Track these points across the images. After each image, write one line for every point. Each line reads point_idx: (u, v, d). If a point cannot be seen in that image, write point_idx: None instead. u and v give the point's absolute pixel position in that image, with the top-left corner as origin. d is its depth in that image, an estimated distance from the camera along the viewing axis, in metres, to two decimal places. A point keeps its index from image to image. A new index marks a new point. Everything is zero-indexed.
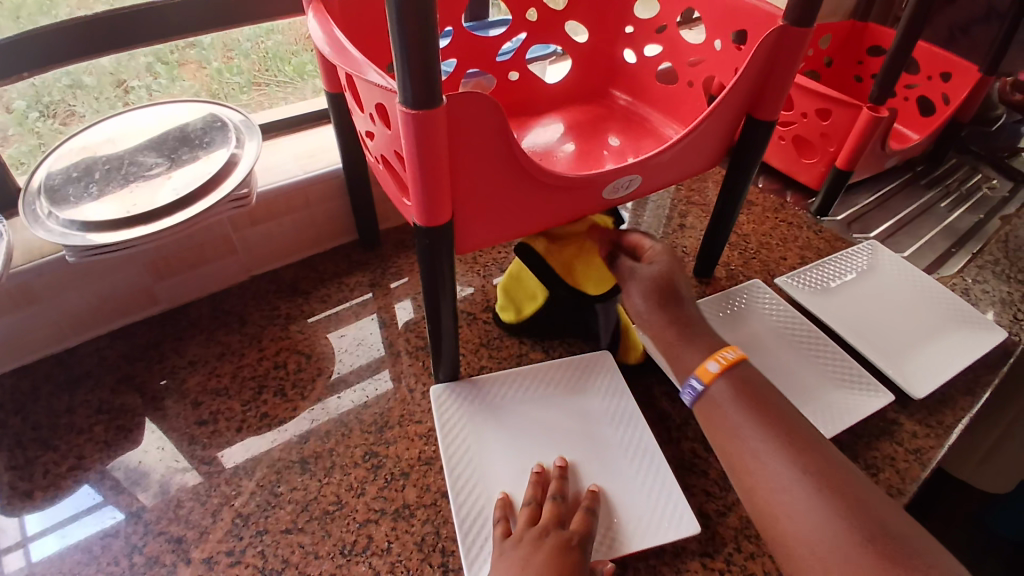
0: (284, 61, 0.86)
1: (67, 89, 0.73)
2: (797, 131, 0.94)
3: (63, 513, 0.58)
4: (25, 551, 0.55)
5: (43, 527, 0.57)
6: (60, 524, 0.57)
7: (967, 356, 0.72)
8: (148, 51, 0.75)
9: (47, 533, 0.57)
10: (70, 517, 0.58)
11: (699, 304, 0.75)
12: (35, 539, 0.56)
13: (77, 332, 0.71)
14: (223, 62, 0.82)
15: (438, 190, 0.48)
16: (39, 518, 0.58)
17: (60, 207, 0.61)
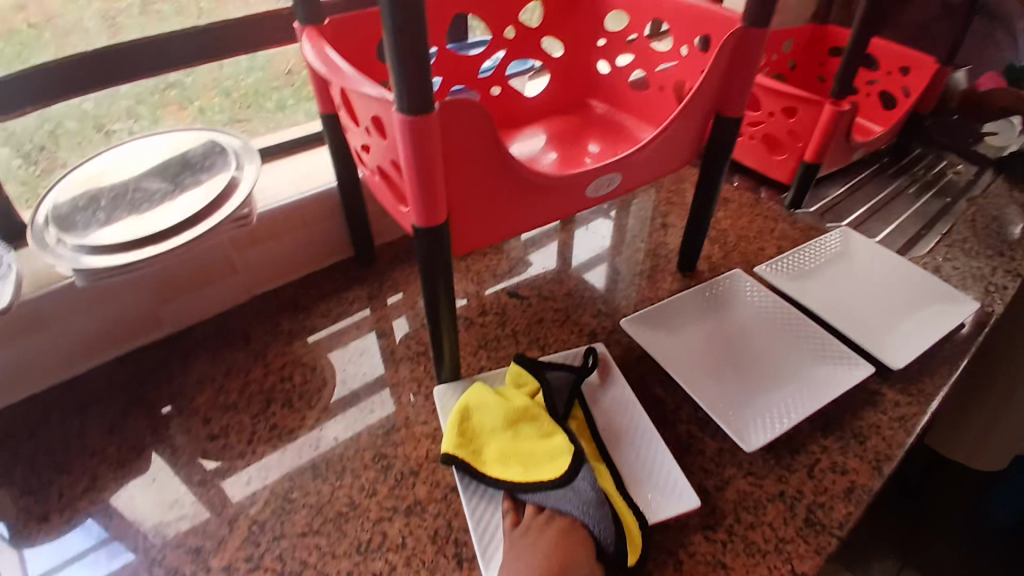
0: (265, 98, 0.90)
1: (47, 135, 0.76)
2: (766, 129, 0.99)
3: (67, 550, 0.58)
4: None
5: (44, 567, 0.57)
6: (58, 565, 0.57)
7: (941, 328, 0.76)
8: (128, 94, 0.79)
9: (48, 574, 0.56)
10: (75, 553, 0.58)
11: (684, 294, 0.79)
12: None
13: (85, 358, 0.73)
14: (204, 101, 0.86)
15: (434, 190, 0.51)
16: (38, 560, 0.57)
17: (69, 233, 0.64)
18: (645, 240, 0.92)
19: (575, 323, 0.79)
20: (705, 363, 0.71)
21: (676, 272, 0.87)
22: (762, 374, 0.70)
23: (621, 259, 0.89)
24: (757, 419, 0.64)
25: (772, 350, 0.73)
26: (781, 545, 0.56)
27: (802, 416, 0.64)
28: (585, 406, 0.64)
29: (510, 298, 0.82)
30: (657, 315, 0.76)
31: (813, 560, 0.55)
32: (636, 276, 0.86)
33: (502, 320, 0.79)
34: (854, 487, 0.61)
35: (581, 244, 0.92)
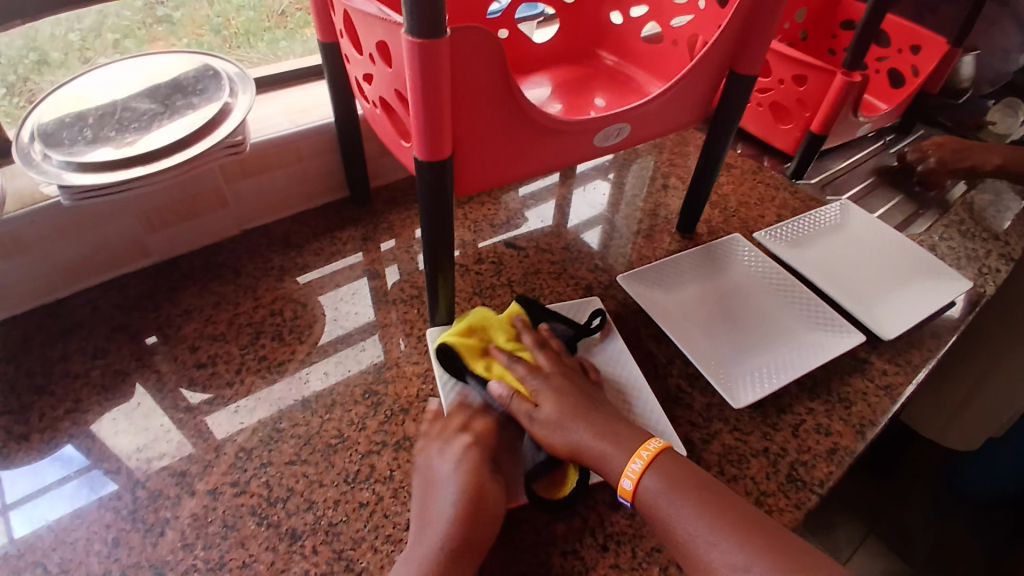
0: (256, 38, 0.86)
1: (33, 67, 0.72)
2: (774, 97, 0.98)
3: (45, 479, 0.57)
4: (4, 522, 0.54)
5: (19, 496, 0.55)
6: (34, 494, 0.56)
7: (931, 302, 0.77)
8: (114, 26, 0.75)
9: (23, 503, 0.55)
10: (54, 480, 0.57)
11: (681, 254, 0.79)
12: (13, 509, 0.55)
13: (68, 284, 0.71)
14: (192, 37, 0.81)
15: (441, 122, 0.50)
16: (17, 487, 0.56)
17: (55, 149, 0.61)
18: (644, 199, 0.91)
19: (571, 276, 0.78)
20: (697, 322, 0.71)
21: (674, 233, 0.86)
22: (751, 336, 0.70)
23: (620, 216, 0.88)
24: (746, 378, 0.65)
25: (765, 314, 0.73)
26: (763, 498, 0.57)
27: (790, 378, 0.65)
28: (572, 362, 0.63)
29: (507, 248, 0.82)
30: (652, 273, 0.76)
31: (794, 513, 0.56)
32: (635, 234, 0.85)
33: (498, 269, 0.78)
34: (837, 449, 0.62)
35: (579, 199, 0.91)
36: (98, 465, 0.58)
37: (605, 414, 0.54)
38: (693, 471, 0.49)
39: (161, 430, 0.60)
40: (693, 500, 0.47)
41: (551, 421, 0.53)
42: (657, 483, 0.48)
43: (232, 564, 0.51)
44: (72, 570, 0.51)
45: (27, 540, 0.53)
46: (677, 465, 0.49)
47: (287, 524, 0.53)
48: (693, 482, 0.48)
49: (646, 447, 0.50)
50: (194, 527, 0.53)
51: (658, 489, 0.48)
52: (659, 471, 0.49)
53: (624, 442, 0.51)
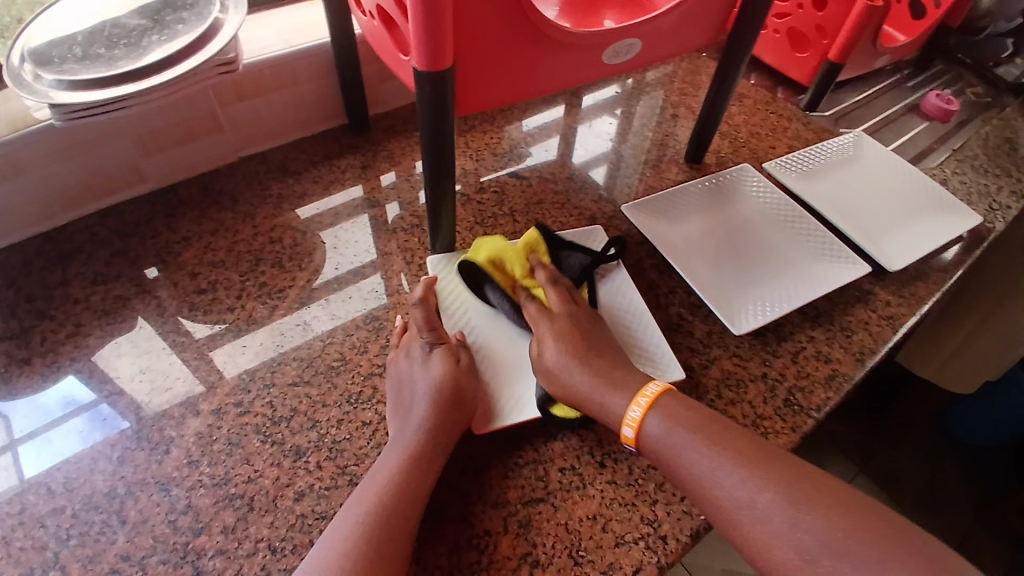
0: None
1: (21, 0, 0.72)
2: (792, 22, 0.93)
3: (51, 414, 0.56)
4: (13, 457, 0.54)
5: (27, 432, 0.56)
6: (42, 429, 0.56)
7: (940, 236, 0.75)
8: None
9: (31, 438, 0.55)
10: (60, 415, 0.57)
11: (687, 184, 0.77)
12: (22, 443, 0.55)
13: (63, 211, 0.70)
14: None
15: (441, 30, 0.48)
16: (25, 421, 0.56)
17: (45, 68, 0.59)
18: (651, 130, 0.89)
19: (575, 206, 0.77)
20: (701, 252, 0.70)
21: (681, 164, 0.84)
22: (755, 265, 0.69)
23: (626, 146, 0.86)
24: (748, 307, 0.65)
25: (770, 244, 0.72)
26: (759, 421, 0.58)
27: (792, 307, 0.65)
28: (592, 285, 0.64)
29: (510, 178, 0.80)
30: (657, 203, 0.74)
31: (789, 436, 0.57)
32: (641, 165, 0.83)
33: (500, 199, 0.77)
34: (836, 376, 0.62)
35: (585, 128, 0.88)
36: (98, 389, 0.58)
37: (601, 347, 0.55)
38: (694, 407, 0.50)
39: (163, 353, 0.61)
40: (696, 434, 0.47)
41: (557, 368, 0.53)
42: (658, 423, 0.49)
43: (237, 479, 0.52)
44: (77, 487, 0.52)
45: (33, 478, 0.53)
46: (676, 403, 0.50)
47: (291, 442, 0.54)
48: (696, 417, 0.49)
49: (645, 392, 0.50)
50: (199, 444, 0.54)
51: (662, 427, 0.48)
52: (660, 412, 0.49)
53: (618, 384, 0.52)
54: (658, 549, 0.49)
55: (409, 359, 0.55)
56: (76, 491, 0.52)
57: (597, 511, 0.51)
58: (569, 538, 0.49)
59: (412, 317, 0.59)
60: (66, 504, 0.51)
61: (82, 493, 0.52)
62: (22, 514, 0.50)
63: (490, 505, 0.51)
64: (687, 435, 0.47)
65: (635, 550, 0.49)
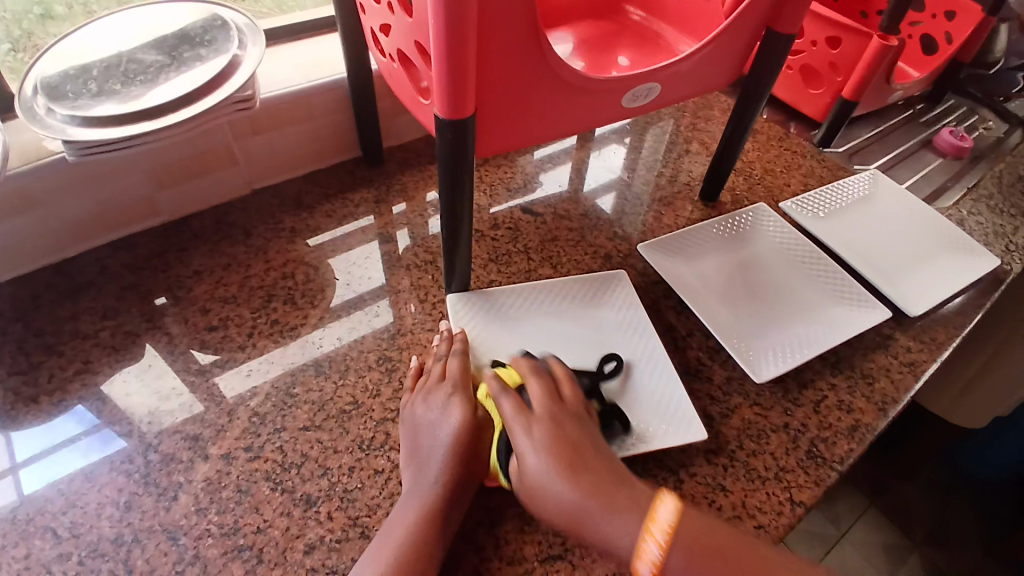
0: None
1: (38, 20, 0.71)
2: (805, 60, 0.93)
3: (56, 437, 0.57)
4: (14, 480, 0.54)
5: (30, 455, 0.55)
6: (46, 453, 0.56)
7: (959, 280, 0.75)
8: None
9: (33, 462, 0.55)
10: (67, 439, 0.56)
11: (704, 223, 0.76)
12: (23, 468, 0.55)
13: (74, 242, 0.70)
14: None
15: (463, 79, 0.47)
16: (25, 446, 0.56)
17: (59, 103, 0.59)
18: (664, 165, 0.88)
19: (589, 244, 0.76)
20: (719, 294, 0.69)
21: (696, 201, 0.84)
22: (774, 308, 0.68)
23: (639, 181, 0.86)
24: (768, 352, 0.64)
25: (789, 286, 0.71)
26: (781, 475, 0.56)
27: (812, 353, 0.64)
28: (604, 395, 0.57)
29: (523, 214, 0.79)
30: (673, 243, 0.73)
31: (812, 491, 0.56)
32: (655, 201, 0.83)
33: (514, 236, 0.76)
34: (858, 426, 0.61)
35: (597, 162, 0.88)
36: (111, 425, 0.57)
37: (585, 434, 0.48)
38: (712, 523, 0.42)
39: (177, 388, 0.60)
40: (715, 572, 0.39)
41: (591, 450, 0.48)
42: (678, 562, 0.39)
43: (246, 529, 0.51)
44: (83, 533, 0.51)
45: (31, 522, 0.51)
46: (695, 524, 0.41)
47: (302, 490, 0.53)
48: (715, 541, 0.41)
49: (657, 520, 0.41)
50: (208, 491, 0.53)
51: (686, 569, 0.39)
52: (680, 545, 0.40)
53: (622, 507, 0.42)
54: None
55: (425, 405, 0.54)
56: (82, 537, 0.50)
57: (617, 571, 0.49)
58: None
59: (430, 362, 0.59)
60: (72, 551, 0.50)
61: (87, 539, 0.50)
62: (25, 560, 0.49)
63: (506, 561, 0.49)
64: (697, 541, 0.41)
65: None
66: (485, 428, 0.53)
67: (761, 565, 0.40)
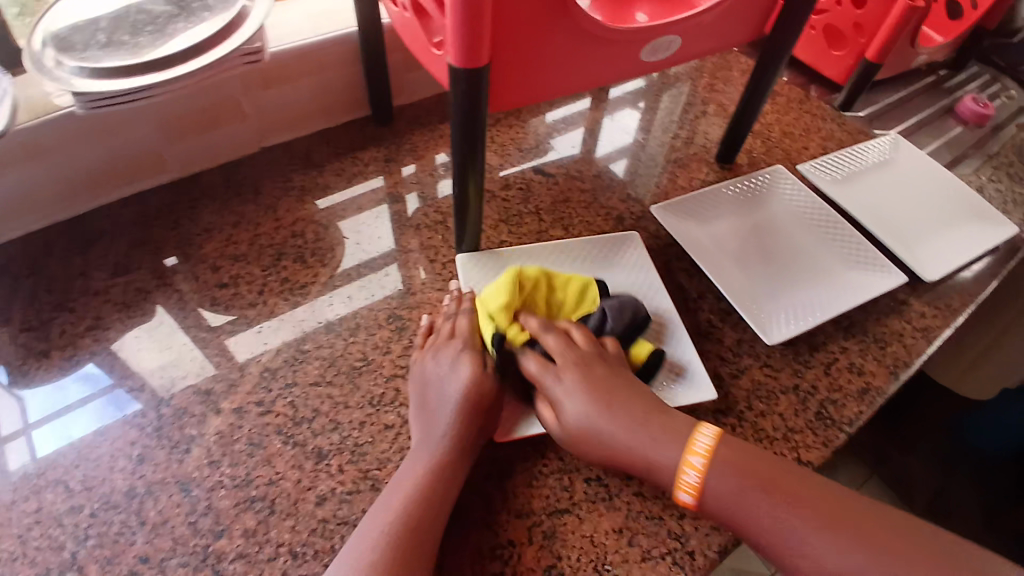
0: None
1: None
2: (830, 19, 0.90)
3: (70, 396, 0.57)
4: (27, 440, 0.54)
5: (44, 415, 0.56)
6: (58, 413, 0.56)
7: (978, 246, 0.73)
8: None
9: (46, 422, 0.55)
10: (79, 399, 0.57)
11: (718, 186, 0.75)
12: (36, 428, 0.55)
13: (84, 200, 0.69)
14: None
15: (480, 25, 0.46)
16: (37, 407, 0.56)
17: (67, 55, 0.58)
18: (680, 127, 0.86)
19: (602, 206, 0.75)
20: (732, 256, 0.68)
21: (712, 163, 0.82)
22: (788, 271, 0.67)
23: (654, 143, 0.84)
24: (781, 315, 0.63)
25: (803, 249, 0.70)
26: (790, 435, 0.56)
27: (826, 316, 0.63)
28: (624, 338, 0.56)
29: (536, 175, 0.78)
30: (687, 205, 0.72)
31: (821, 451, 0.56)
32: (669, 163, 0.81)
33: (525, 196, 0.75)
34: (870, 390, 0.60)
35: (611, 124, 0.86)
36: (121, 385, 0.57)
37: (615, 380, 0.50)
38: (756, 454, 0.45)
39: (186, 349, 0.60)
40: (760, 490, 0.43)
41: (580, 430, 0.48)
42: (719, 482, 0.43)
43: (258, 481, 0.51)
44: (95, 486, 0.51)
45: (45, 475, 0.52)
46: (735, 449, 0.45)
47: (313, 443, 0.53)
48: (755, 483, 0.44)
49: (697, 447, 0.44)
50: (219, 444, 0.53)
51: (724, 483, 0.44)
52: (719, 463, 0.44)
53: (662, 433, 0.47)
54: (686, 565, 0.48)
55: (435, 361, 0.54)
56: (96, 488, 0.51)
57: (624, 524, 0.49)
58: (594, 551, 0.48)
59: (441, 320, 0.58)
60: (84, 504, 0.50)
61: (101, 491, 0.51)
62: (38, 513, 0.50)
63: (514, 514, 0.50)
64: (609, 419, 0.47)
65: (662, 565, 0.48)
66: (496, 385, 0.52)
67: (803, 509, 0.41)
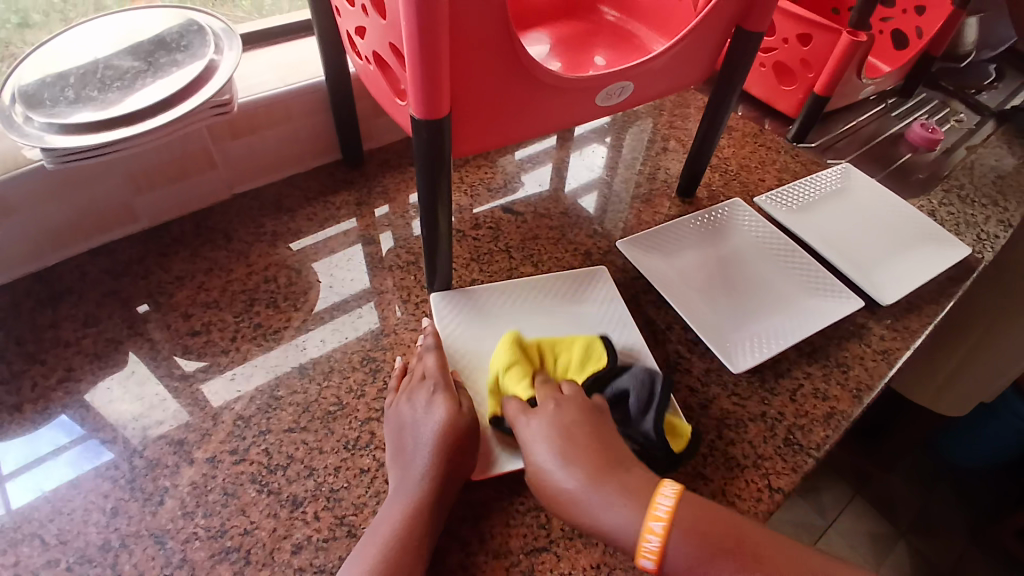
0: None
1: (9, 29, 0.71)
2: (778, 57, 0.95)
3: (44, 448, 0.56)
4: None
5: (16, 466, 0.55)
6: (30, 465, 0.55)
7: (930, 268, 0.77)
8: None
9: (17, 474, 0.55)
10: (52, 448, 0.56)
11: (681, 220, 0.78)
12: (10, 480, 0.54)
13: (55, 250, 0.69)
14: None
15: (437, 77, 0.48)
16: (14, 458, 0.56)
17: (36, 111, 0.59)
18: (642, 161, 0.90)
19: (570, 242, 0.77)
20: (697, 287, 0.71)
21: (675, 196, 0.85)
22: (750, 300, 0.70)
23: (618, 178, 0.87)
24: (745, 343, 0.65)
25: (764, 278, 0.72)
26: (760, 462, 0.58)
27: (787, 343, 0.65)
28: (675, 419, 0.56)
29: (505, 214, 0.80)
30: (651, 239, 0.75)
31: (790, 477, 0.57)
32: (634, 198, 0.84)
33: (496, 235, 0.77)
34: (834, 413, 0.63)
35: (578, 161, 0.89)
36: (93, 435, 0.57)
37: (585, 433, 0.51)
38: (713, 512, 0.46)
39: (158, 399, 0.60)
40: (723, 558, 0.43)
41: (569, 497, 0.48)
42: (680, 549, 0.44)
43: (233, 531, 0.51)
44: (70, 540, 0.51)
45: (18, 530, 0.51)
46: (698, 514, 0.46)
47: (288, 491, 0.53)
48: (720, 534, 0.44)
49: (660, 507, 0.46)
50: (193, 495, 0.53)
51: (685, 552, 0.44)
52: (682, 532, 0.45)
53: (623, 490, 0.47)
54: None
55: (409, 404, 0.55)
56: (68, 544, 0.50)
57: (601, 560, 0.50)
58: None
59: (414, 361, 0.59)
60: (58, 559, 0.50)
61: (74, 546, 0.50)
62: (14, 567, 0.49)
63: (492, 554, 0.50)
64: (573, 476, 0.49)
65: None
66: (471, 424, 0.53)
67: (762, 571, 0.43)
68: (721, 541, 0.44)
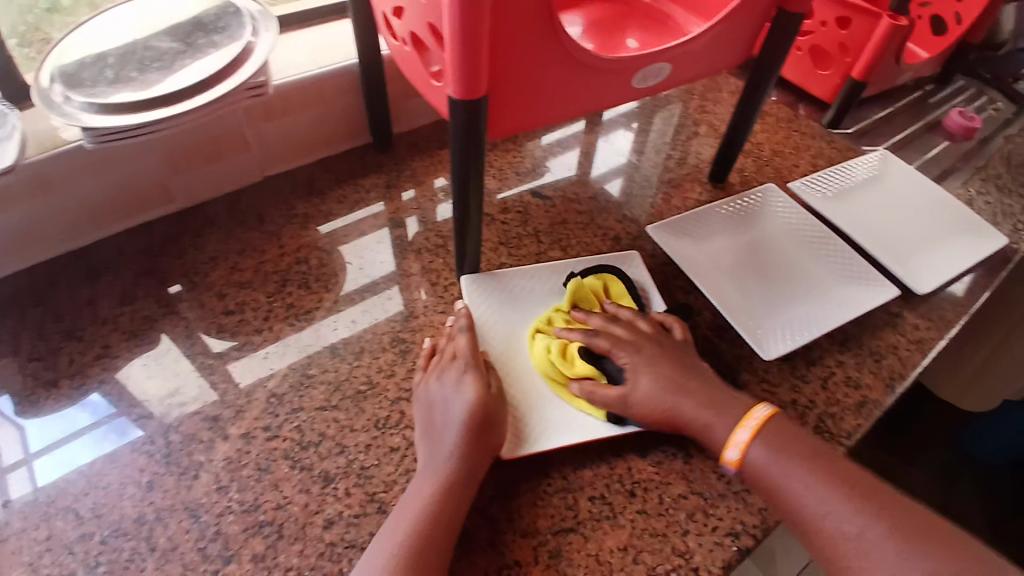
0: None
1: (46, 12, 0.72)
2: (815, 40, 0.92)
3: (76, 424, 0.57)
4: (29, 469, 0.55)
5: (47, 444, 0.56)
6: (59, 442, 0.56)
7: (969, 258, 0.75)
8: None
9: (50, 451, 0.56)
10: (84, 426, 0.57)
11: (713, 205, 0.76)
12: (38, 457, 0.56)
13: (92, 230, 0.71)
14: None
15: (476, 57, 0.47)
16: (38, 437, 0.57)
17: (77, 90, 0.59)
18: (671, 147, 0.88)
19: (599, 227, 0.76)
20: (729, 273, 0.70)
21: (705, 182, 0.84)
22: (783, 287, 0.69)
23: (647, 163, 0.86)
24: (778, 329, 0.64)
25: (797, 265, 0.71)
26: None
27: (820, 331, 0.64)
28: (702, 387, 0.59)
29: (534, 198, 0.80)
30: (682, 224, 0.74)
31: None
32: (664, 183, 0.83)
33: (524, 219, 0.77)
34: (866, 403, 0.61)
35: (606, 145, 0.88)
36: (127, 412, 0.58)
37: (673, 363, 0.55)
38: (797, 437, 0.49)
39: (191, 376, 0.61)
40: (800, 462, 0.47)
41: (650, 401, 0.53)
42: (761, 449, 0.48)
43: (267, 505, 0.52)
44: (105, 513, 0.52)
45: (55, 503, 0.53)
46: (781, 434, 0.49)
47: (320, 467, 0.54)
48: (797, 446, 0.48)
49: (752, 417, 0.50)
50: (228, 469, 0.54)
51: (765, 454, 0.48)
52: (765, 439, 0.48)
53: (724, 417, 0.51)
54: None
55: (438, 383, 0.55)
56: (105, 516, 0.52)
57: (629, 542, 0.50)
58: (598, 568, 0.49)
59: (443, 341, 0.60)
60: (95, 530, 0.51)
61: (110, 519, 0.51)
62: (49, 540, 0.50)
63: (520, 534, 0.50)
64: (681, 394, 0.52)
65: None
66: (498, 403, 0.53)
67: (827, 477, 0.45)
68: (807, 448, 0.48)
